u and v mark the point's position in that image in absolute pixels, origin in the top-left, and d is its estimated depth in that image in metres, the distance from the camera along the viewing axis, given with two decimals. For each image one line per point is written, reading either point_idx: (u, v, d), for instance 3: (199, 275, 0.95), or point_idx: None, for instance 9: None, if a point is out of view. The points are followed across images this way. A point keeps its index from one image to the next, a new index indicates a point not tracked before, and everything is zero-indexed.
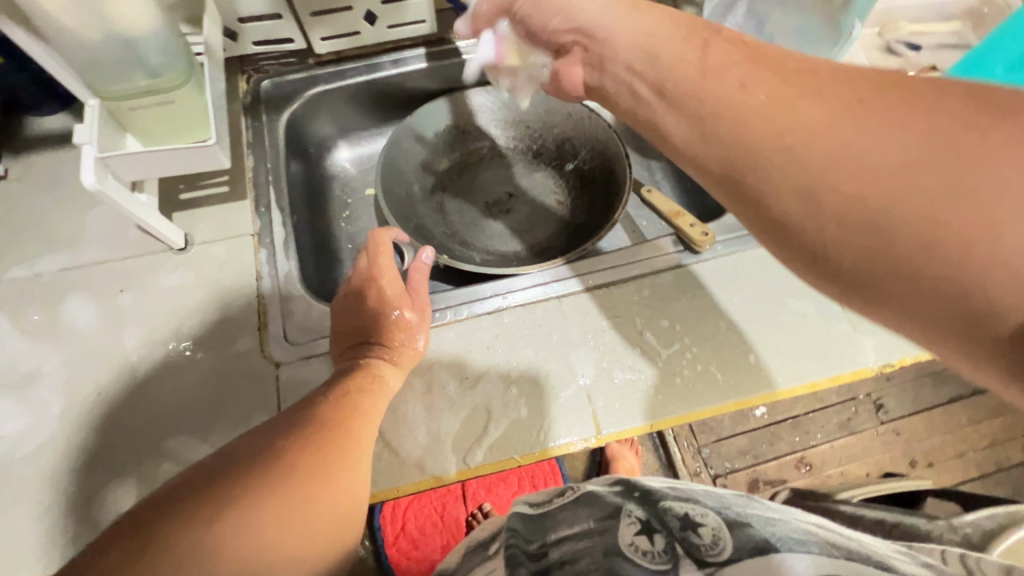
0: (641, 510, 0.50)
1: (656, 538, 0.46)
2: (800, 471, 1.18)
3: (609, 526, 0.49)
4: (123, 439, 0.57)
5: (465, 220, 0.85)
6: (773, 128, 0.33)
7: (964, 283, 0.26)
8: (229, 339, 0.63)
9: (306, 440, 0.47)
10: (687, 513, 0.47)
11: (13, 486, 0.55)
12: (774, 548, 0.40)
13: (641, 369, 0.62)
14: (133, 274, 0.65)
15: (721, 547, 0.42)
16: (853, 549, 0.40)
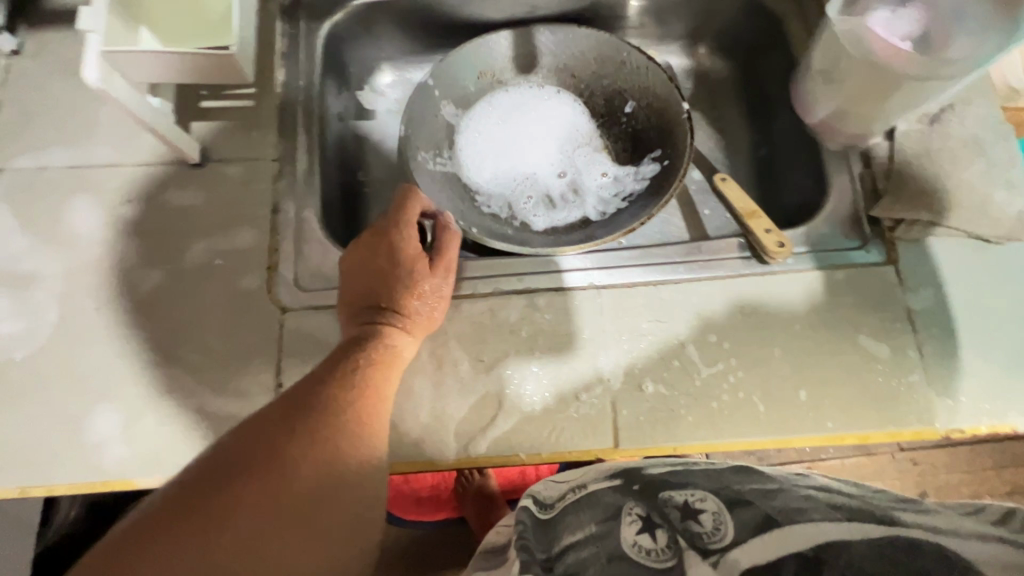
0: (641, 506, 0.47)
1: (657, 536, 0.45)
2: None
3: (612, 528, 0.46)
4: (118, 362, 0.55)
5: (492, 174, 0.74)
6: None
7: None
8: (236, 273, 0.58)
9: (303, 435, 0.44)
10: (686, 501, 0.45)
11: (8, 390, 0.54)
12: (775, 526, 0.40)
13: (675, 385, 0.55)
14: (142, 185, 0.60)
15: (722, 533, 0.42)
16: (850, 514, 0.39)
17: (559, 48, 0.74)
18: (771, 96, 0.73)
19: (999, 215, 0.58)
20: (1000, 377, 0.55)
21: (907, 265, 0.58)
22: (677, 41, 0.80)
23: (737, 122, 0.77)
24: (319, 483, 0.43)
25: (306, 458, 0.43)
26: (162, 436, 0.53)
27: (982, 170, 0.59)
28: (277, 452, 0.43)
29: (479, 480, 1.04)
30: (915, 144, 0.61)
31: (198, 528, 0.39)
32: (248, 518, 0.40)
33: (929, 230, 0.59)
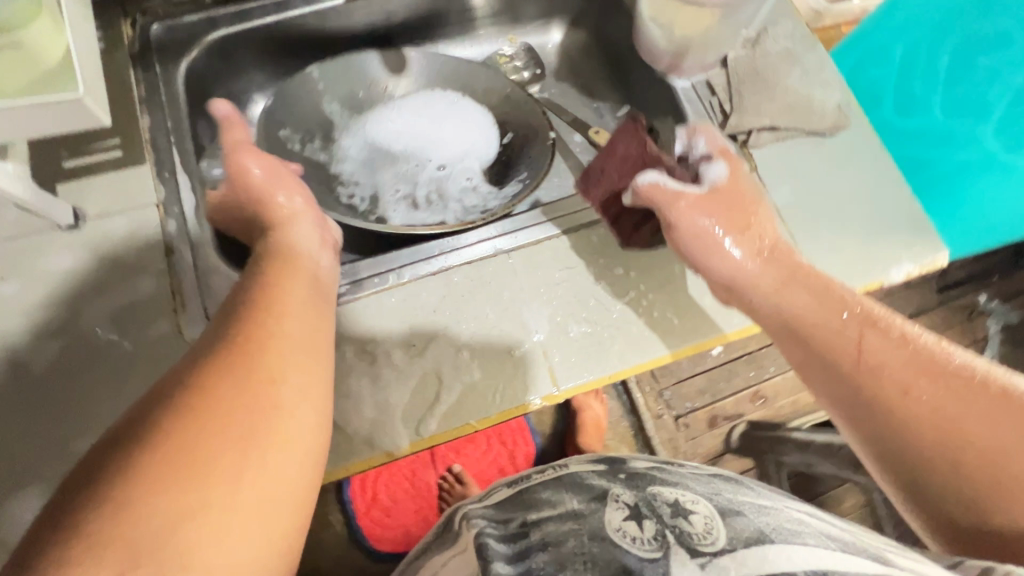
0: (629, 493, 0.46)
1: (645, 525, 0.42)
2: (756, 403, 1.22)
3: (598, 508, 0.44)
4: (28, 445, 0.51)
5: (362, 169, 0.75)
6: None
7: None
8: (141, 324, 0.56)
9: (215, 373, 0.38)
10: (677, 500, 0.44)
11: None
12: (769, 542, 0.39)
13: (597, 321, 0.59)
14: (16, 259, 0.56)
15: (714, 538, 0.40)
16: (846, 546, 0.40)
17: (446, 74, 0.79)
18: (623, 55, 0.81)
19: (823, 110, 0.68)
20: (861, 244, 0.63)
21: (766, 168, 0.66)
22: (531, 22, 0.86)
23: (601, 86, 0.85)
24: (250, 417, 0.37)
25: (223, 391, 0.37)
26: None
27: (802, 78, 0.69)
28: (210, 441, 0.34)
29: (460, 491, 1.03)
30: (746, 66, 0.69)
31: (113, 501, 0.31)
32: (172, 476, 0.32)
33: (774, 134, 0.67)
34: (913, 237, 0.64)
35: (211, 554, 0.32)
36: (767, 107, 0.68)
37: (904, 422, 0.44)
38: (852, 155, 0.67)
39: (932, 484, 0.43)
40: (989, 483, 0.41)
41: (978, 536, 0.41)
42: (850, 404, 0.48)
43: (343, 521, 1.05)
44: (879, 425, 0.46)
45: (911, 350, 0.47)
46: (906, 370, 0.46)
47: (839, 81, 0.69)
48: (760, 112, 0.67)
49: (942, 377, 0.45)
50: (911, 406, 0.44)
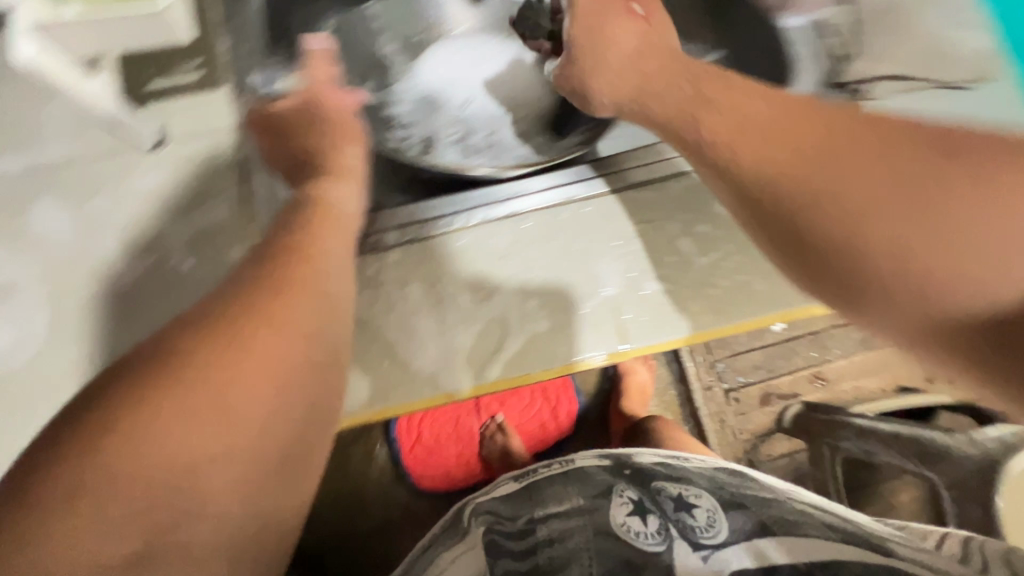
0: (632, 490, 0.59)
1: (648, 519, 0.55)
2: (815, 387, 1.12)
3: (601, 505, 0.58)
4: (119, 354, 0.55)
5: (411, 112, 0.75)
6: (877, 231, 0.38)
7: (913, 279, 0.38)
8: (219, 248, 0.57)
9: (219, 345, 0.37)
10: (679, 494, 0.57)
11: (15, 399, 0.53)
12: (767, 533, 0.51)
13: (673, 279, 0.56)
14: (106, 176, 0.58)
15: (715, 531, 0.53)
16: (844, 535, 0.50)
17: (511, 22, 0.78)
18: None
19: (968, 56, 0.58)
20: None
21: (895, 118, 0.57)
22: None
23: None
24: (243, 391, 0.37)
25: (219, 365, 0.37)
26: None
27: (943, 18, 0.59)
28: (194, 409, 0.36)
29: (501, 440, 1.04)
30: (874, 2, 0.61)
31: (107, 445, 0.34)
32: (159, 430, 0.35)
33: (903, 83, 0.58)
34: None
35: (214, 501, 0.36)
36: (895, 53, 0.59)
37: (895, 232, 0.38)
38: (1011, 103, 0.56)
39: (881, 292, 0.39)
40: (971, 264, 0.37)
41: (943, 322, 0.39)
42: (806, 244, 0.41)
43: (390, 453, 1.08)
44: (847, 275, 0.40)
45: (900, 159, 0.39)
46: (892, 200, 0.38)
47: (990, 23, 0.59)
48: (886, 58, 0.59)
49: (931, 186, 0.38)
50: (930, 260, 0.37)
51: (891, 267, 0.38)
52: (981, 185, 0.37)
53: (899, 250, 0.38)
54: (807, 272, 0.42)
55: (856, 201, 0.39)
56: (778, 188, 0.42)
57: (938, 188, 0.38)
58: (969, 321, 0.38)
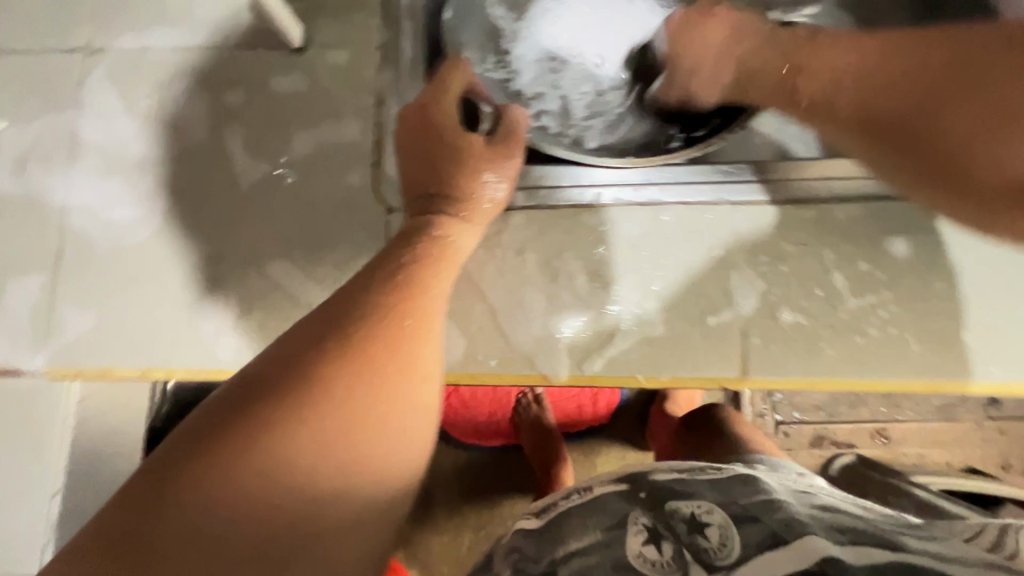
0: (648, 513, 0.39)
1: (665, 547, 0.37)
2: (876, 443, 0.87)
3: (615, 538, 0.39)
4: (225, 254, 0.54)
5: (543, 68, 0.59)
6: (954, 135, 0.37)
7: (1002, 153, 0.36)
8: (340, 169, 0.55)
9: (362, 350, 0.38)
10: (694, 512, 0.38)
11: (124, 276, 0.54)
12: (788, 552, 0.34)
13: (816, 316, 0.50)
14: (245, 70, 0.56)
15: (732, 551, 0.36)
16: (861, 536, 0.35)
17: None
18: None
19: None
20: None
21: None
22: None
23: None
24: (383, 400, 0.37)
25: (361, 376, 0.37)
26: (273, 330, 0.53)
27: None
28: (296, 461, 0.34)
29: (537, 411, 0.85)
30: None
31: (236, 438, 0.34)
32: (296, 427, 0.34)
33: None
34: None
35: (323, 519, 0.34)
36: None
37: (929, 99, 0.38)
38: None
39: (930, 157, 0.38)
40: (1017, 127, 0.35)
41: (983, 186, 0.37)
42: (854, 119, 0.41)
43: None
44: (907, 133, 0.39)
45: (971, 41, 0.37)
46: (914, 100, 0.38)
47: None
48: None
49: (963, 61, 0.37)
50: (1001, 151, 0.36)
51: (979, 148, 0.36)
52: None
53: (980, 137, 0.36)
54: (871, 151, 0.41)
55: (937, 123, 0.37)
56: (847, 57, 0.41)
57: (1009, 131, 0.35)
58: (1007, 187, 0.36)
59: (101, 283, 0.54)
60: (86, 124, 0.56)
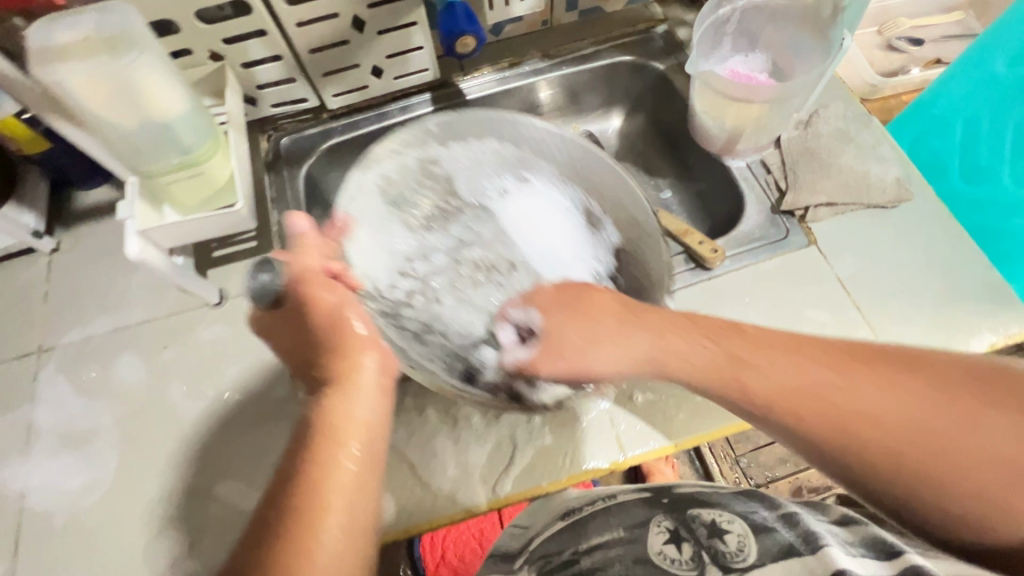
0: (668, 518, 0.47)
1: (683, 546, 0.43)
2: None
3: (638, 534, 0.46)
4: (177, 487, 0.62)
5: (449, 246, 0.75)
6: (806, 395, 0.42)
7: (851, 440, 0.40)
8: (268, 385, 0.67)
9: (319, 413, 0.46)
10: (713, 520, 0.45)
11: (84, 538, 0.60)
12: (797, 552, 0.39)
13: (660, 389, 0.63)
14: (175, 331, 0.70)
15: (745, 554, 0.40)
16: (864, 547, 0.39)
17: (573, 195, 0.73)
18: (680, 135, 0.89)
19: (883, 185, 0.71)
20: (931, 317, 0.64)
21: (826, 244, 0.70)
22: (593, 111, 0.96)
23: (662, 165, 0.93)
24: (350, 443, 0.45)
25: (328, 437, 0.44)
26: (224, 544, 0.59)
27: (857, 155, 0.72)
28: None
29: None
30: (800, 147, 0.74)
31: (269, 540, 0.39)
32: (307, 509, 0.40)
33: (833, 209, 0.71)
34: (996, 307, 0.65)
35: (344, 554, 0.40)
36: (824, 184, 0.71)
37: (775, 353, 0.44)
38: (916, 229, 0.69)
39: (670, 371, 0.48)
40: (827, 415, 0.41)
41: (887, 492, 0.39)
42: (689, 346, 0.48)
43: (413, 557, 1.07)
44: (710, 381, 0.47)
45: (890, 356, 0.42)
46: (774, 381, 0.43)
47: (898, 157, 0.72)
48: (818, 189, 0.71)
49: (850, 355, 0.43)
50: (849, 448, 0.40)
51: (824, 431, 0.41)
52: (871, 385, 0.40)
53: (829, 426, 0.41)
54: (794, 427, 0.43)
55: (800, 404, 0.42)
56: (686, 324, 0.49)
57: (857, 398, 0.40)
58: (931, 506, 0.38)
59: (60, 554, 0.59)
60: (40, 413, 0.66)
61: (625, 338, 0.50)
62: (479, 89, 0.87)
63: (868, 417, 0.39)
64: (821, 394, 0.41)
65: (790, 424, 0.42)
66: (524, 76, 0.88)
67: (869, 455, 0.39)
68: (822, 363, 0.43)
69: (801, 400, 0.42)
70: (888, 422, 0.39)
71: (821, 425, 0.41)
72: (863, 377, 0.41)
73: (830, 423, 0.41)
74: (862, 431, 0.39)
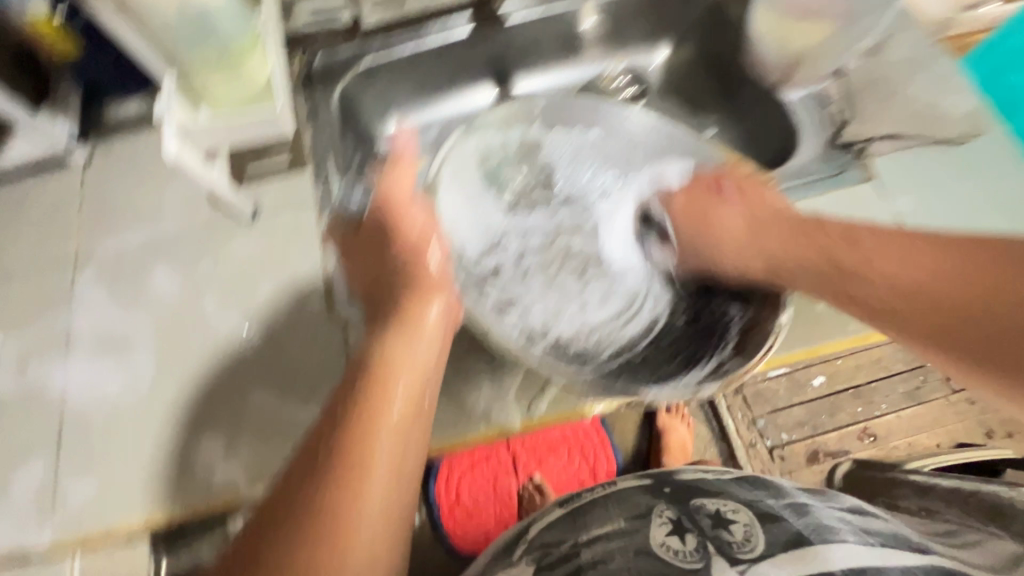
0: (671, 509, 0.52)
1: (687, 537, 0.48)
2: (863, 442, 0.97)
3: (641, 525, 0.50)
4: (213, 394, 0.62)
5: (548, 229, 0.73)
6: (811, 257, 0.54)
7: (859, 273, 0.49)
8: (302, 301, 0.66)
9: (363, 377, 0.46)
10: (719, 510, 0.50)
11: (125, 437, 0.61)
12: (807, 542, 0.46)
13: None
14: (210, 245, 0.69)
15: (753, 543, 0.46)
16: (882, 539, 0.47)
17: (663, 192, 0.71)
18: (732, 68, 0.84)
19: (951, 121, 0.67)
20: None
21: (889, 177, 0.65)
22: (638, 44, 0.90)
23: (708, 102, 0.88)
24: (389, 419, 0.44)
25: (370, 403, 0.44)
26: (260, 450, 0.60)
27: (921, 88, 0.69)
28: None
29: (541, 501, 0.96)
30: None
31: (310, 504, 0.40)
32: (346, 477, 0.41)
33: (896, 143, 0.67)
34: None
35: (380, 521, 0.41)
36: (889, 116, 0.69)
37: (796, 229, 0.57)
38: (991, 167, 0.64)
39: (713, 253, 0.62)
40: (847, 261, 0.50)
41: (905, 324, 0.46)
42: (752, 222, 0.60)
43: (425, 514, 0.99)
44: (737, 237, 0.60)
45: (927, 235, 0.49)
46: (807, 245, 0.54)
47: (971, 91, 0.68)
48: (882, 121, 0.69)
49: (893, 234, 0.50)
50: (865, 286, 0.49)
51: (839, 269, 0.51)
52: (884, 244, 0.49)
53: (844, 269, 0.50)
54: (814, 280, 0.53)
55: (827, 257, 0.52)
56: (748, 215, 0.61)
57: (877, 248, 0.49)
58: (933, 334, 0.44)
59: (101, 451, 0.61)
60: (80, 318, 0.67)
61: (755, 212, 0.60)
62: (522, 12, 0.81)
63: (881, 262, 0.48)
64: (846, 251, 0.51)
65: (820, 266, 0.52)
66: (569, 0, 0.83)
67: (874, 285, 0.48)
68: (849, 233, 0.52)
69: (812, 255, 0.53)
70: (894, 264, 0.48)
71: (833, 270, 0.51)
72: (875, 237, 0.50)
73: (851, 267, 0.50)
74: (874, 267, 0.48)
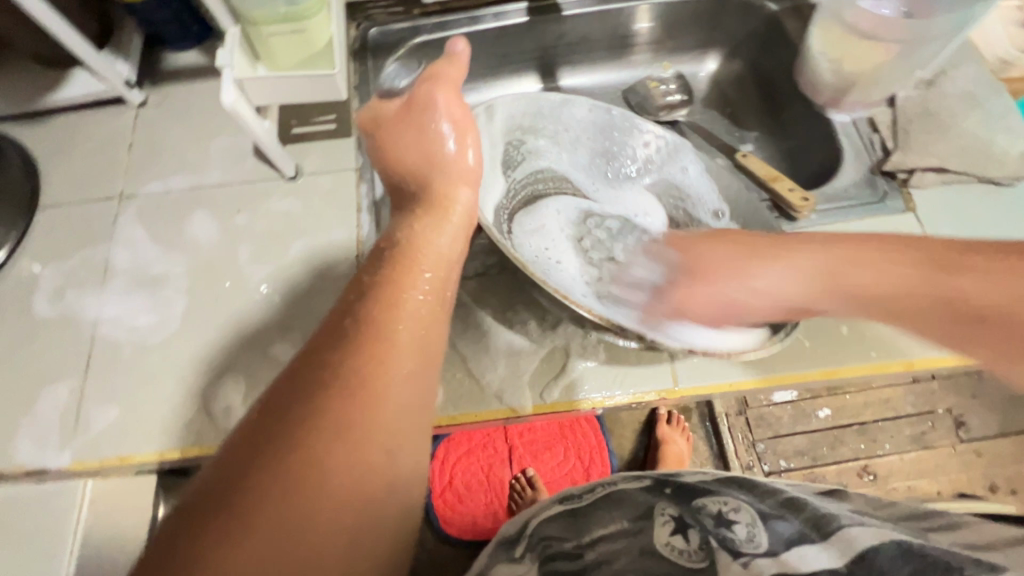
0: (672, 507, 0.50)
1: (690, 536, 0.45)
2: (864, 480, 0.96)
3: (643, 526, 0.48)
4: (237, 339, 0.64)
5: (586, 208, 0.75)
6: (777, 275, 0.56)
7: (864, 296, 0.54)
8: (332, 262, 0.68)
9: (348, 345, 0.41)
10: (720, 510, 0.47)
11: (149, 370, 0.63)
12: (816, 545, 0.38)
13: None
14: (249, 198, 0.71)
15: (758, 542, 0.41)
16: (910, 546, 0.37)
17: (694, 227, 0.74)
18: (781, 88, 0.84)
19: (1000, 160, 0.66)
20: None
21: (924, 210, 0.66)
22: (689, 52, 0.91)
23: (751, 118, 0.88)
24: (366, 400, 0.38)
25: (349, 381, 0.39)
26: None
27: (972, 126, 0.68)
28: (269, 480, 0.34)
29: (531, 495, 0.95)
30: None
31: (253, 484, 0.34)
32: (301, 457, 0.35)
33: (940, 176, 0.67)
34: None
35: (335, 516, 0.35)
36: (937, 147, 0.68)
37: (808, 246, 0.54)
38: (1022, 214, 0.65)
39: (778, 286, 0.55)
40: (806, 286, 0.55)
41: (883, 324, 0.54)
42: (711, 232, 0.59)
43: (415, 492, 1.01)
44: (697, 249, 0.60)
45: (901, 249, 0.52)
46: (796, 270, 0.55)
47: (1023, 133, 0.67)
48: (930, 152, 0.68)
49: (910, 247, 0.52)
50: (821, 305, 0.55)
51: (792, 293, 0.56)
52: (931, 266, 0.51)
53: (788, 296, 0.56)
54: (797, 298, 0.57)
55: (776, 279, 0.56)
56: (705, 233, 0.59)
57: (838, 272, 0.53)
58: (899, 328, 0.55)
59: (125, 380, 0.63)
60: (117, 253, 0.69)
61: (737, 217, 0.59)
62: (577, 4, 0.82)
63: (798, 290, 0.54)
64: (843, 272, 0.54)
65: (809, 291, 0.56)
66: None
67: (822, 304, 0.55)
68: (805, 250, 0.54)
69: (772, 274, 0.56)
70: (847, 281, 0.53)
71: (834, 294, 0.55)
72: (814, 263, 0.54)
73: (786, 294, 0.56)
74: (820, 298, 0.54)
